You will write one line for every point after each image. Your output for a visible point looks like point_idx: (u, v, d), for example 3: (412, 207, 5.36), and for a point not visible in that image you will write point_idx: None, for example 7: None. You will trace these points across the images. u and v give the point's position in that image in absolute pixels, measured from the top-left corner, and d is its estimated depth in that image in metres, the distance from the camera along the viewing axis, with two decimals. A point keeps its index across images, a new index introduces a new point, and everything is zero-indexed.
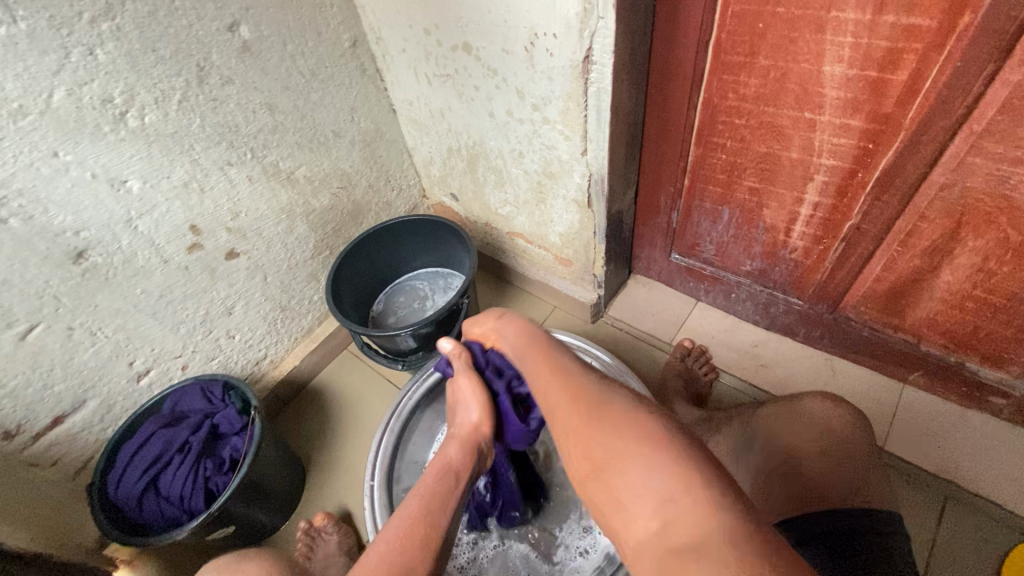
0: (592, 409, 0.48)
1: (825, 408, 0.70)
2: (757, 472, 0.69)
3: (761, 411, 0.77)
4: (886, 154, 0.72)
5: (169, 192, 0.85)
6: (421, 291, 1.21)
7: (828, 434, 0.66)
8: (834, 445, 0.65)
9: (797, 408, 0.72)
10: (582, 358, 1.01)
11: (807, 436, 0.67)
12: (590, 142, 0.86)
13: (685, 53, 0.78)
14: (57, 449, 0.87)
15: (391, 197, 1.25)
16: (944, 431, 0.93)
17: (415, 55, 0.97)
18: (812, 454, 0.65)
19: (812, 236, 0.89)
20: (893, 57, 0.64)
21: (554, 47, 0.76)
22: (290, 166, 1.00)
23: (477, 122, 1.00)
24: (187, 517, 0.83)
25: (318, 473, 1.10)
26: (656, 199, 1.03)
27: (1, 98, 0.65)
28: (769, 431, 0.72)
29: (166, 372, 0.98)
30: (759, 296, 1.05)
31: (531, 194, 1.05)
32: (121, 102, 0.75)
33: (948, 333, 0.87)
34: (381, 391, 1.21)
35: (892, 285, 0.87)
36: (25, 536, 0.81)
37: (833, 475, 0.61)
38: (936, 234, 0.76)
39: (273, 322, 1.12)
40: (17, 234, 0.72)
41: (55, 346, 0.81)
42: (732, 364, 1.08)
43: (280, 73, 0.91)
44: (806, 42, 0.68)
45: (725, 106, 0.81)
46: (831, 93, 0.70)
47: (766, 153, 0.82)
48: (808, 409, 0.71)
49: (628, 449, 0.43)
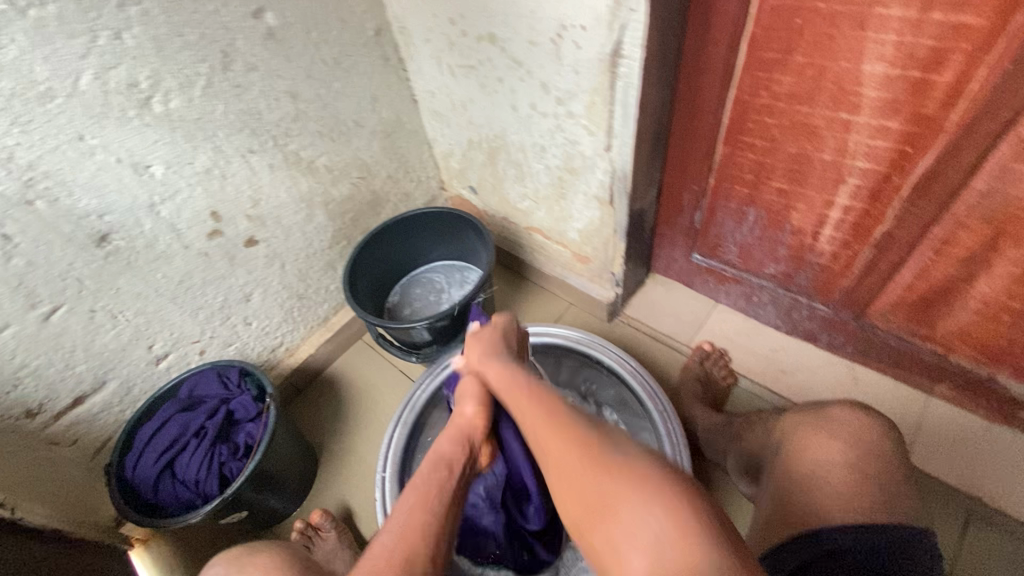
0: (567, 421, 0.46)
1: (851, 421, 0.67)
2: (776, 484, 0.67)
3: (784, 419, 0.75)
4: (925, 158, 0.70)
5: (191, 178, 0.85)
6: (437, 284, 1.20)
7: (852, 447, 0.64)
8: (861, 461, 0.63)
9: (820, 419, 0.69)
10: (600, 358, 0.99)
11: (829, 447, 0.65)
12: (615, 138, 0.85)
13: (717, 48, 0.76)
14: (77, 429, 0.89)
15: (410, 188, 1.25)
16: (970, 446, 0.90)
17: (439, 45, 0.96)
18: (838, 470, 0.62)
19: (841, 240, 0.86)
20: (938, 57, 0.61)
21: (582, 40, 0.75)
22: (311, 155, 1.00)
23: (498, 115, 0.99)
24: (201, 501, 0.83)
25: (330, 463, 1.10)
26: (679, 198, 1.01)
27: (29, 80, 0.65)
28: (790, 442, 0.70)
29: (183, 357, 0.99)
30: (782, 300, 1.03)
31: (551, 190, 1.03)
32: (147, 87, 0.75)
33: (980, 345, 0.84)
34: (394, 382, 1.21)
35: (923, 293, 0.84)
36: (44, 513, 0.83)
37: (856, 495, 0.60)
38: (974, 242, 0.73)
39: (290, 311, 1.13)
40: (43, 216, 0.72)
41: (78, 327, 0.82)
42: (751, 369, 1.06)
43: (304, 61, 0.91)
44: (845, 39, 0.65)
45: (756, 104, 0.79)
46: (870, 93, 0.68)
47: (798, 153, 0.80)
48: (831, 420, 0.68)
49: (606, 492, 0.41)
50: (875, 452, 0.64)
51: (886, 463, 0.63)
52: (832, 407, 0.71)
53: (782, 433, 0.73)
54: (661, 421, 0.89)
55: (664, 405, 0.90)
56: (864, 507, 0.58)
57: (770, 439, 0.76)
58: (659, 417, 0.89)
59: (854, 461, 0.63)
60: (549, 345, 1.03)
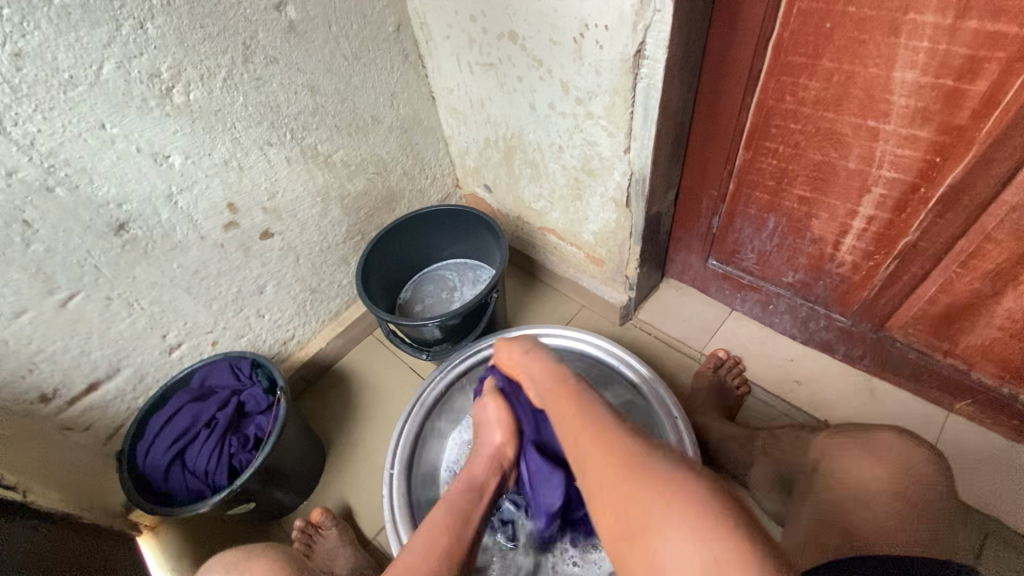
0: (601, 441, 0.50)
1: (895, 445, 0.66)
2: (813, 505, 0.66)
3: (820, 437, 0.75)
4: (954, 169, 0.68)
5: (209, 169, 0.85)
6: (450, 281, 1.20)
7: (896, 472, 0.63)
8: (903, 487, 0.62)
9: (863, 439, 0.68)
10: (611, 361, 0.98)
11: (871, 469, 0.64)
12: (634, 140, 0.83)
13: (742, 52, 0.74)
14: (90, 414, 0.89)
15: (425, 185, 1.24)
16: (989, 465, 0.88)
17: (459, 43, 0.96)
18: (880, 496, 0.62)
19: (863, 251, 0.84)
20: (973, 66, 0.59)
21: (604, 40, 0.74)
22: (328, 149, 1.00)
23: (516, 114, 0.98)
24: (210, 492, 0.84)
25: (338, 458, 1.11)
26: (696, 202, 1.00)
27: (52, 68, 0.65)
28: (828, 459, 0.69)
29: (197, 346, 0.99)
30: (799, 309, 1.01)
31: (568, 190, 1.02)
32: (168, 77, 0.75)
33: (1004, 363, 0.82)
34: (404, 379, 1.21)
35: (946, 308, 0.82)
36: (53, 496, 0.84)
37: (900, 524, 0.59)
38: (1002, 257, 0.71)
39: (303, 304, 1.13)
40: (63, 203, 0.73)
41: (94, 315, 0.82)
42: (764, 378, 1.04)
43: (324, 55, 0.91)
44: (876, 45, 0.63)
45: (780, 109, 0.77)
46: (900, 101, 0.66)
47: (821, 161, 0.78)
48: (872, 441, 0.67)
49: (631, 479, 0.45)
50: (919, 479, 0.62)
51: (923, 488, 0.62)
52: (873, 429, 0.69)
53: (815, 452, 0.73)
54: (672, 428, 0.88)
55: (675, 412, 0.89)
56: (908, 539, 0.57)
57: (802, 458, 0.75)
58: (670, 424, 0.88)
59: (895, 485, 0.62)
60: (558, 346, 1.03)
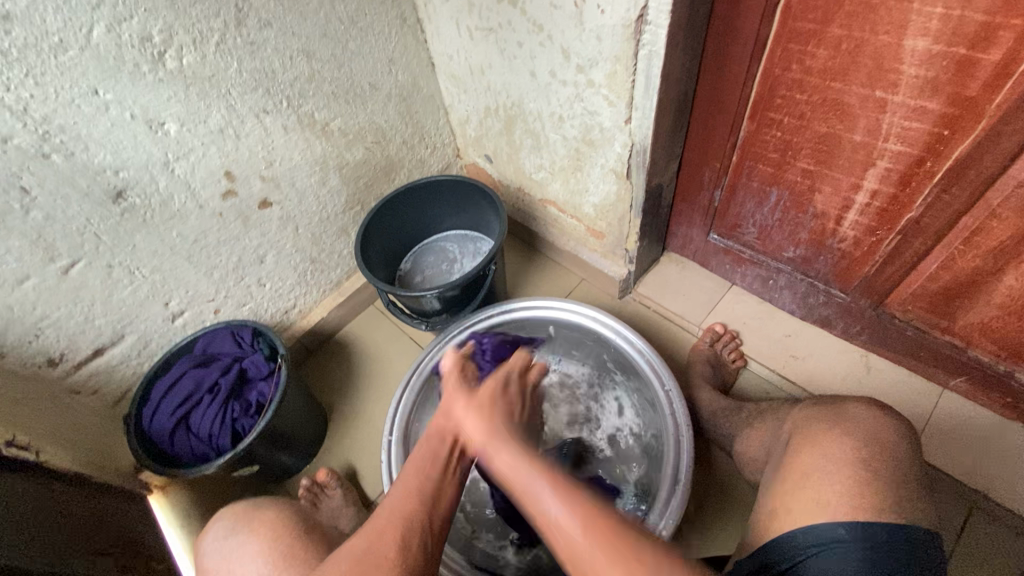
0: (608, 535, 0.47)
1: (866, 417, 0.67)
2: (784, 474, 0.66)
3: (797, 409, 0.76)
4: (962, 143, 0.66)
5: (205, 137, 0.85)
6: (450, 253, 1.20)
7: (864, 444, 0.63)
8: (871, 456, 0.62)
9: (836, 413, 0.69)
10: (606, 333, 0.99)
11: (844, 441, 0.64)
12: (635, 110, 0.82)
13: (748, 18, 0.72)
14: (97, 379, 0.92)
15: (425, 155, 1.23)
16: (980, 441, 0.88)
17: (458, 7, 0.93)
18: (847, 463, 0.62)
19: (865, 226, 0.83)
20: (987, 34, 0.57)
21: (606, 4, 0.71)
22: (325, 118, 0.98)
23: (516, 82, 0.96)
24: (215, 455, 0.86)
25: (339, 424, 1.13)
26: (699, 175, 0.98)
27: (41, 31, 0.64)
28: (801, 433, 0.70)
29: (199, 315, 1.01)
30: (799, 285, 1.00)
31: (568, 161, 1.01)
32: (160, 42, 0.74)
33: (1001, 340, 0.82)
34: (404, 349, 1.23)
35: (946, 285, 0.81)
36: (65, 458, 0.87)
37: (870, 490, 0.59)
38: (1006, 234, 0.70)
39: (303, 274, 1.14)
40: (60, 170, 0.73)
41: (96, 282, 0.83)
42: (761, 353, 1.05)
43: (319, 19, 0.89)
44: (888, 10, 0.61)
45: (786, 79, 0.75)
46: (909, 71, 0.64)
47: (826, 133, 0.76)
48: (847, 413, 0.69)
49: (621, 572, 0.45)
50: (888, 450, 0.63)
51: (894, 464, 0.61)
52: (848, 402, 0.71)
53: (794, 425, 0.73)
54: (665, 399, 0.89)
55: (668, 384, 0.90)
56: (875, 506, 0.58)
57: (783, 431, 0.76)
58: (663, 395, 0.89)
59: (864, 454, 0.62)
60: (554, 318, 1.03)
